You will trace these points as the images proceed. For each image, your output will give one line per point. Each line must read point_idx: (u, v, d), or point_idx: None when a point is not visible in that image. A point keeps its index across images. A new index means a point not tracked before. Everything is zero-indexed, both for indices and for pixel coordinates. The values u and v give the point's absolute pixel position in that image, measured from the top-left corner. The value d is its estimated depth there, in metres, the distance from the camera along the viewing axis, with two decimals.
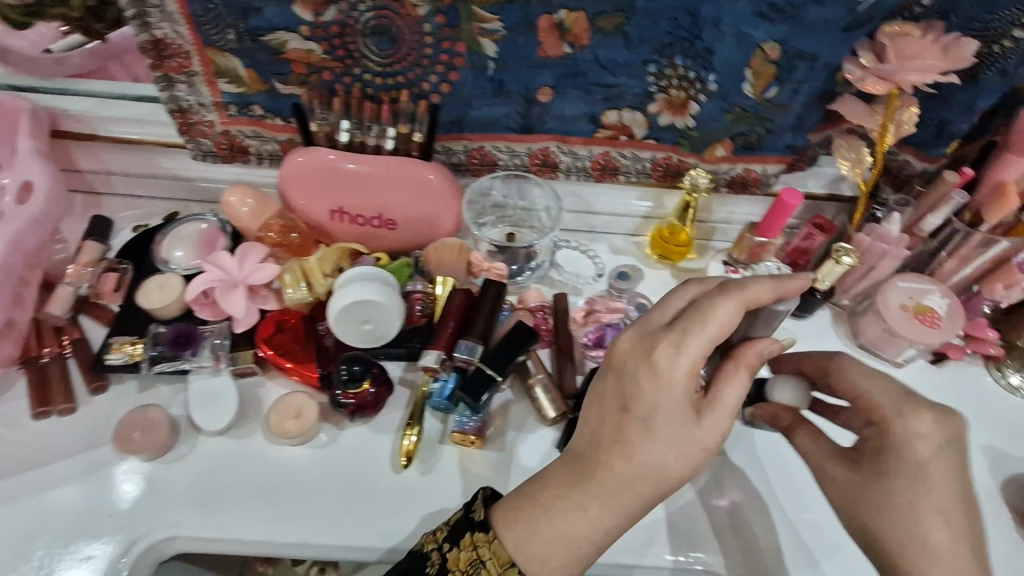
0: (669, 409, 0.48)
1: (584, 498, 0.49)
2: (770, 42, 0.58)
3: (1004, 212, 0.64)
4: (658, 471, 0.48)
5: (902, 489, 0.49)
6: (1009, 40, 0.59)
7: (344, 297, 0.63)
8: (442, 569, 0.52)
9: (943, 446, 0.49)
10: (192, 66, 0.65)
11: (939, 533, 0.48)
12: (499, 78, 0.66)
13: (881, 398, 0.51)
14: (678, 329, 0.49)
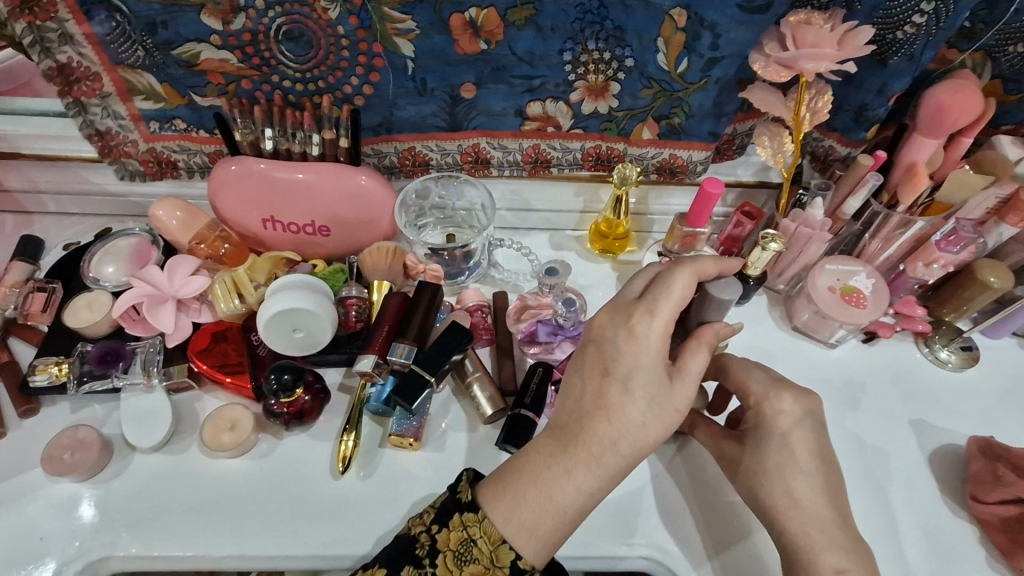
0: (646, 377, 0.51)
1: (573, 462, 0.50)
2: (678, 8, 0.58)
3: (916, 192, 0.66)
4: (641, 430, 0.50)
5: (774, 455, 0.55)
6: (910, 27, 0.58)
7: (270, 307, 0.62)
8: (432, 553, 0.51)
9: (802, 419, 0.55)
10: (104, 87, 0.67)
11: (804, 489, 0.54)
12: (420, 77, 0.66)
13: (756, 387, 0.57)
14: (647, 304, 0.53)
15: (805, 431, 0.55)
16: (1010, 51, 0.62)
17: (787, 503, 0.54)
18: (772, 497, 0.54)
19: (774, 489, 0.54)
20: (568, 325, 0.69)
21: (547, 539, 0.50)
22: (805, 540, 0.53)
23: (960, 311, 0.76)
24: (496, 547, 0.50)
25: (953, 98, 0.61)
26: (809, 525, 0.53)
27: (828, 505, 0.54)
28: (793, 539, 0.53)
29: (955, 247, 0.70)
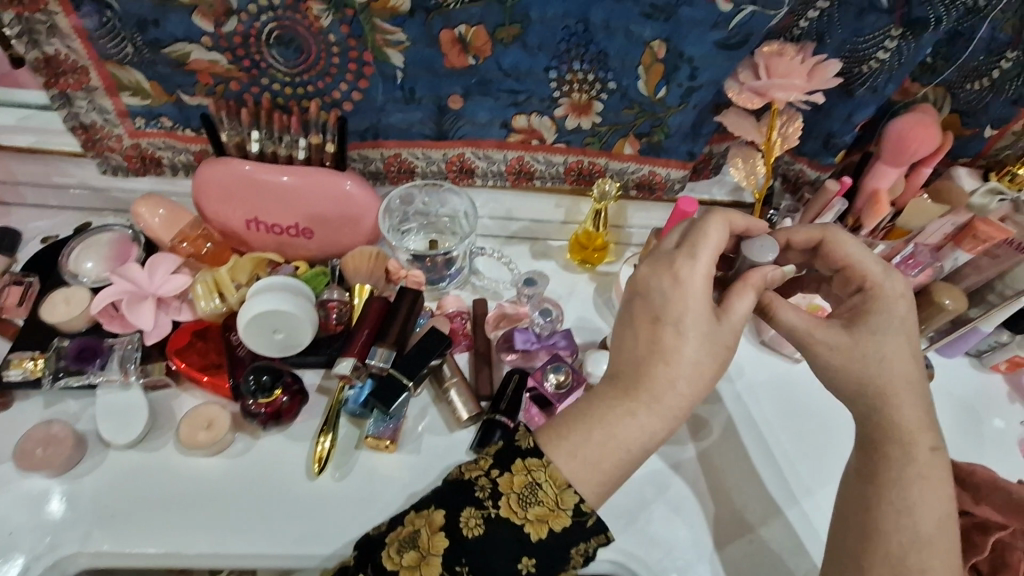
0: (697, 318, 0.51)
1: (637, 404, 0.51)
2: (659, 40, 0.61)
3: (878, 217, 0.70)
4: (698, 367, 0.51)
5: (885, 340, 0.54)
6: (875, 62, 0.61)
7: (252, 307, 0.63)
8: (494, 495, 0.49)
9: (911, 308, 0.56)
10: (91, 81, 0.67)
11: (906, 369, 0.54)
12: (409, 86, 0.68)
13: (872, 267, 0.56)
14: (687, 250, 0.52)
15: (913, 316, 0.56)
16: (967, 88, 0.66)
17: (895, 384, 0.54)
18: (883, 378, 0.54)
19: (877, 370, 0.54)
20: (543, 336, 0.72)
21: (606, 479, 0.51)
22: (906, 420, 0.53)
23: (917, 332, 0.79)
24: (562, 491, 0.49)
25: (913, 130, 0.65)
26: (908, 406, 0.54)
27: (924, 389, 0.55)
28: (891, 423, 0.54)
29: (914, 270, 0.73)
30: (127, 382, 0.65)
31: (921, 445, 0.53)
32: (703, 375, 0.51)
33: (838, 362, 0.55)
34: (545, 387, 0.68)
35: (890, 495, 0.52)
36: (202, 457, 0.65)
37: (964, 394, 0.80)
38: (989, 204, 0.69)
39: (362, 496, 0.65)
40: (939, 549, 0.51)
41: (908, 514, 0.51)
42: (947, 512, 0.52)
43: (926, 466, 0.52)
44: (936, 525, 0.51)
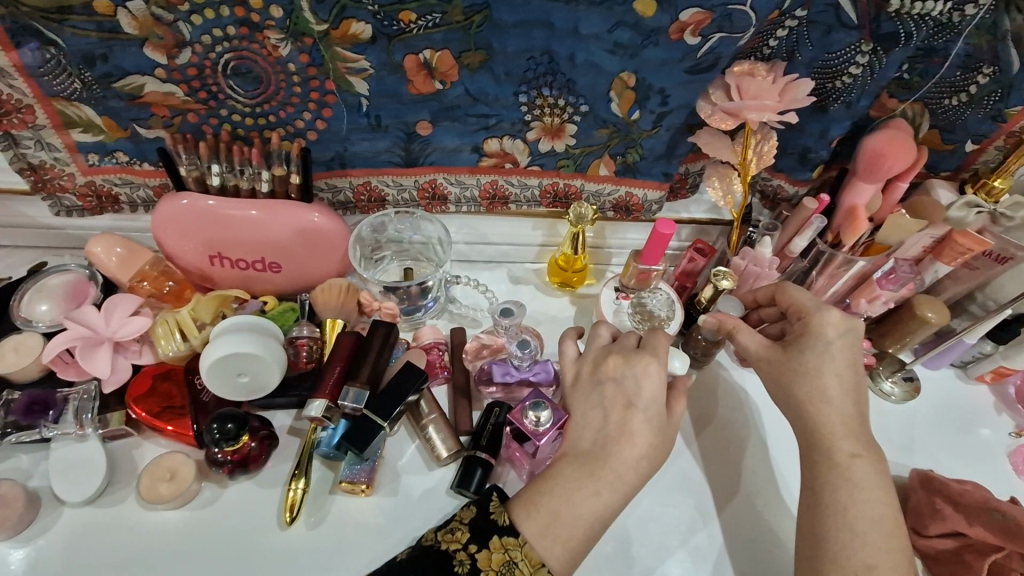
0: (654, 408, 0.59)
1: (602, 483, 0.55)
2: (626, 72, 0.60)
3: (857, 235, 0.69)
4: (653, 451, 0.58)
5: (810, 358, 0.61)
6: (847, 77, 0.61)
7: (213, 352, 0.60)
8: (472, 571, 0.50)
9: (844, 331, 0.62)
10: (36, 119, 0.63)
11: (832, 386, 0.60)
12: (375, 113, 0.65)
13: (806, 301, 0.64)
14: (650, 350, 0.62)
15: (845, 341, 0.61)
16: (945, 103, 0.65)
17: (817, 398, 0.60)
18: (806, 392, 0.60)
19: (801, 387, 0.60)
20: (523, 366, 0.68)
21: (570, 547, 0.53)
22: (827, 428, 0.59)
23: (902, 343, 0.79)
24: (536, 570, 0.50)
25: (888, 147, 0.63)
26: (831, 416, 0.59)
27: (848, 400, 0.60)
28: (815, 431, 0.59)
29: (894, 285, 0.73)
30: (83, 434, 0.62)
31: (842, 450, 0.58)
32: (656, 463, 0.58)
33: (771, 386, 0.63)
34: (524, 425, 0.61)
35: (827, 500, 0.56)
36: (164, 513, 0.61)
37: (953, 407, 0.79)
38: (966, 216, 0.69)
39: (338, 544, 0.61)
40: (880, 545, 0.53)
41: (843, 516, 0.55)
42: (884, 510, 0.55)
43: (851, 470, 0.57)
44: (870, 523, 0.54)
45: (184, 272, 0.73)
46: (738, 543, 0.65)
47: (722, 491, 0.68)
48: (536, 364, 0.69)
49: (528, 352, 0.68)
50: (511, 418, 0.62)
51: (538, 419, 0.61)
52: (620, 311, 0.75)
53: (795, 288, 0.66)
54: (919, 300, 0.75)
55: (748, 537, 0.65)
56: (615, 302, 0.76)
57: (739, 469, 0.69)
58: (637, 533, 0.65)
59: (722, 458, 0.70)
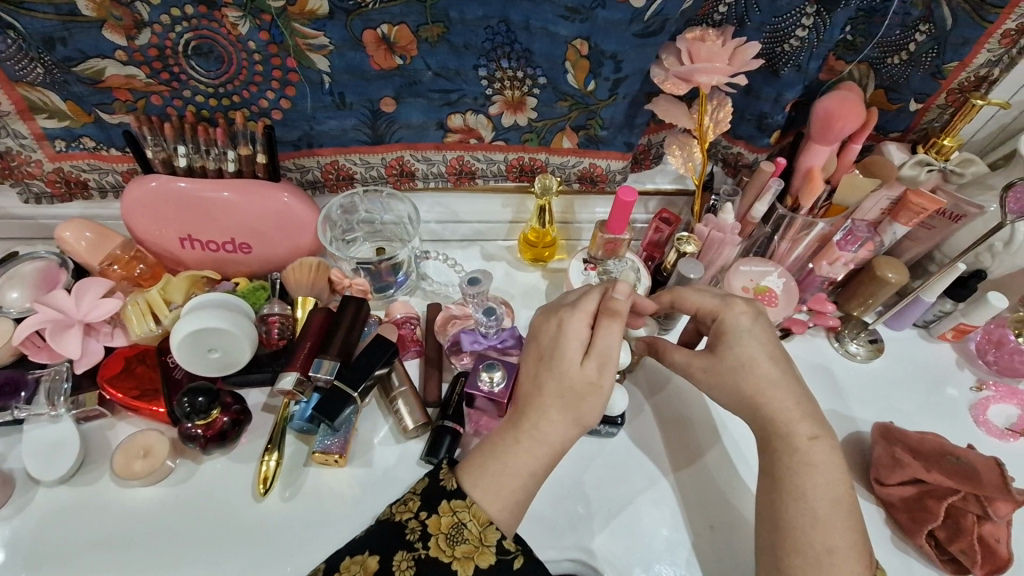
0: (568, 363, 0.56)
1: (521, 432, 0.55)
2: (581, 37, 0.61)
3: (814, 196, 0.71)
4: (568, 399, 0.55)
5: (742, 350, 0.59)
6: (795, 40, 0.62)
7: (182, 327, 0.61)
8: (423, 536, 0.51)
9: (754, 316, 0.61)
10: (1, 105, 0.63)
11: (770, 368, 0.59)
12: (338, 91, 0.66)
13: (709, 303, 0.63)
14: (575, 303, 0.59)
15: (761, 325, 0.61)
16: (890, 62, 0.68)
17: (763, 386, 0.58)
18: (751, 384, 0.59)
19: (745, 381, 0.59)
20: (491, 335, 0.70)
21: (510, 503, 0.54)
22: (782, 413, 0.58)
23: (866, 305, 0.80)
24: (484, 528, 0.52)
25: (839, 108, 0.65)
26: (784, 400, 0.58)
27: (791, 379, 0.59)
28: (773, 421, 0.58)
29: (853, 246, 0.76)
30: (56, 415, 0.62)
31: (801, 434, 0.57)
32: (575, 407, 0.55)
33: (716, 391, 0.61)
34: (479, 387, 0.63)
35: (787, 487, 0.56)
36: (140, 489, 0.62)
37: (918, 365, 0.81)
38: (918, 175, 0.71)
39: (312, 516, 0.62)
40: (838, 527, 0.53)
41: (802, 500, 0.55)
42: (842, 490, 0.55)
43: (810, 452, 0.56)
44: (830, 505, 0.54)
45: (157, 257, 0.73)
46: (701, 512, 0.66)
47: (680, 468, 0.69)
48: (501, 333, 0.71)
49: (496, 321, 0.69)
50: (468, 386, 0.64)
51: (492, 378, 0.63)
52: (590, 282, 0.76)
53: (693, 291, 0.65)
54: (879, 260, 0.77)
55: (711, 505, 0.66)
56: (583, 274, 0.77)
57: (695, 445, 0.70)
58: (602, 499, 0.66)
59: (677, 438, 0.71)
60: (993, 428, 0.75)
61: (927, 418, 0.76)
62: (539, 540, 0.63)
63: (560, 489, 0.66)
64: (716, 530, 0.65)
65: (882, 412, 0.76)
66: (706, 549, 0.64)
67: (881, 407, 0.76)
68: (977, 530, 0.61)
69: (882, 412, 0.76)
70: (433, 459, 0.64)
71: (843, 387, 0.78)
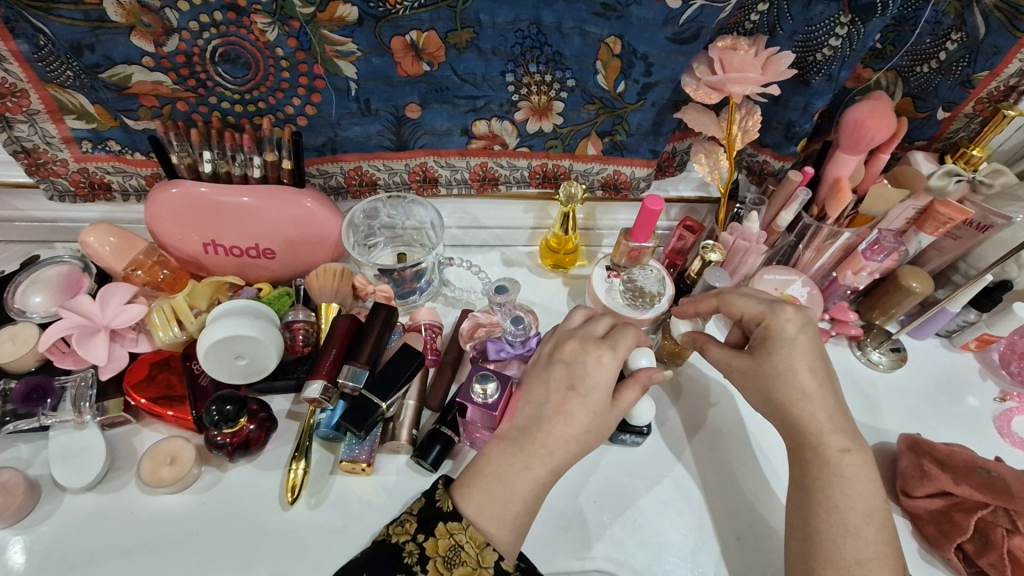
0: (599, 390, 0.59)
1: (531, 456, 0.56)
2: (613, 35, 0.60)
3: (842, 206, 0.70)
4: (586, 434, 0.58)
5: (779, 359, 0.59)
6: (828, 49, 0.62)
7: (213, 333, 0.60)
8: (422, 559, 0.52)
9: (802, 325, 0.61)
10: (31, 104, 0.63)
11: (809, 379, 0.59)
12: (364, 97, 0.66)
13: (755, 309, 0.62)
14: (610, 342, 0.62)
15: (807, 336, 0.60)
16: (917, 71, 0.67)
17: (798, 397, 0.58)
18: (785, 394, 0.59)
19: (779, 390, 0.59)
20: (517, 343, 0.69)
21: (512, 527, 0.54)
22: (815, 425, 0.58)
23: (888, 315, 0.80)
24: (482, 550, 0.52)
25: (869, 117, 0.65)
26: (817, 411, 0.58)
27: (827, 390, 0.59)
28: (806, 430, 0.58)
29: (879, 256, 0.74)
30: (82, 422, 0.62)
31: (833, 446, 0.57)
32: (589, 444, 0.59)
33: (751, 395, 0.62)
34: (471, 399, 0.62)
35: (819, 498, 0.56)
36: (166, 496, 0.62)
37: (941, 375, 0.80)
38: (947, 185, 0.70)
39: (339, 525, 0.62)
40: (870, 539, 0.53)
41: (836, 512, 0.55)
42: (875, 502, 0.55)
43: (843, 465, 0.56)
44: (862, 518, 0.54)
45: (179, 261, 0.73)
46: (730, 523, 0.66)
47: (710, 480, 0.68)
48: (527, 342, 0.70)
49: (523, 327, 0.68)
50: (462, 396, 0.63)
51: (486, 391, 0.62)
52: (612, 289, 0.75)
53: (740, 296, 0.64)
54: (903, 270, 0.77)
55: (739, 516, 0.66)
56: (606, 281, 0.76)
57: (727, 458, 0.70)
58: (629, 508, 0.66)
59: (709, 447, 0.71)
60: (1017, 440, 0.75)
61: (953, 430, 0.76)
62: (557, 552, 0.63)
63: (583, 500, 0.66)
64: (743, 541, 0.65)
65: (907, 423, 0.76)
66: (734, 560, 0.64)
67: (905, 418, 0.76)
68: (1008, 545, 0.60)
69: (906, 423, 0.75)
70: (422, 462, 0.64)
71: (867, 397, 0.77)
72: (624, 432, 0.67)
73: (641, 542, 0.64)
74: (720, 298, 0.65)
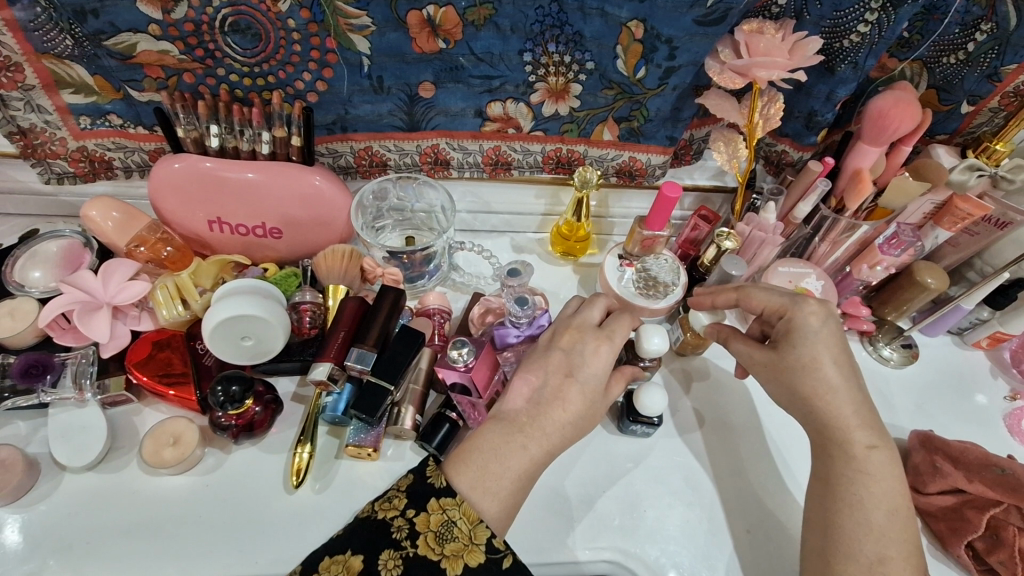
0: (593, 382, 0.58)
1: (528, 437, 0.55)
2: (636, 19, 0.59)
3: (862, 197, 0.69)
4: (582, 420, 0.58)
5: (805, 351, 0.58)
6: (855, 36, 0.60)
7: (215, 314, 0.59)
8: (412, 535, 0.49)
9: (826, 318, 0.59)
10: (27, 79, 0.61)
11: (834, 376, 0.57)
12: (376, 74, 0.64)
13: (778, 300, 0.61)
14: (607, 331, 0.61)
15: (830, 329, 0.59)
16: (944, 62, 0.66)
17: (825, 391, 0.57)
18: (810, 389, 0.57)
19: (804, 382, 0.58)
20: (524, 325, 0.67)
21: (505, 504, 0.53)
22: (841, 420, 0.57)
23: (901, 311, 0.79)
24: (475, 526, 0.50)
25: (893, 108, 0.63)
26: (845, 406, 0.57)
27: (851, 387, 0.58)
28: (830, 425, 0.57)
29: (897, 250, 0.73)
30: (82, 400, 0.62)
31: (858, 442, 0.56)
32: (583, 429, 0.59)
33: (773, 387, 0.60)
34: (450, 365, 0.61)
35: (842, 494, 0.55)
36: (167, 476, 0.61)
37: (953, 372, 0.80)
38: (968, 180, 0.69)
39: (343, 508, 0.61)
40: (893, 537, 0.53)
41: (859, 510, 0.54)
42: (899, 500, 0.55)
43: (867, 462, 0.56)
44: (886, 515, 0.54)
45: (184, 239, 0.71)
46: (741, 517, 0.65)
47: (723, 474, 0.68)
48: (536, 321, 0.68)
49: (532, 310, 0.67)
50: (440, 366, 0.62)
51: (463, 356, 0.61)
52: (624, 279, 0.73)
53: (759, 288, 0.62)
54: (918, 264, 0.76)
55: (750, 510, 0.65)
56: (618, 270, 0.74)
57: (739, 452, 0.69)
58: (636, 499, 0.65)
59: (722, 440, 0.70)
60: None
61: (964, 427, 0.75)
62: (565, 539, 0.62)
63: (593, 488, 0.65)
64: (752, 534, 0.64)
65: (917, 419, 0.75)
66: (744, 553, 0.63)
67: (916, 415, 0.75)
68: (1019, 543, 0.60)
69: (918, 420, 0.75)
70: (427, 446, 0.63)
71: (879, 392, 0.77)
72: (635, 424, 0.66)
73: (647, 534, 0.63)
74: (740, 291, 0.63)
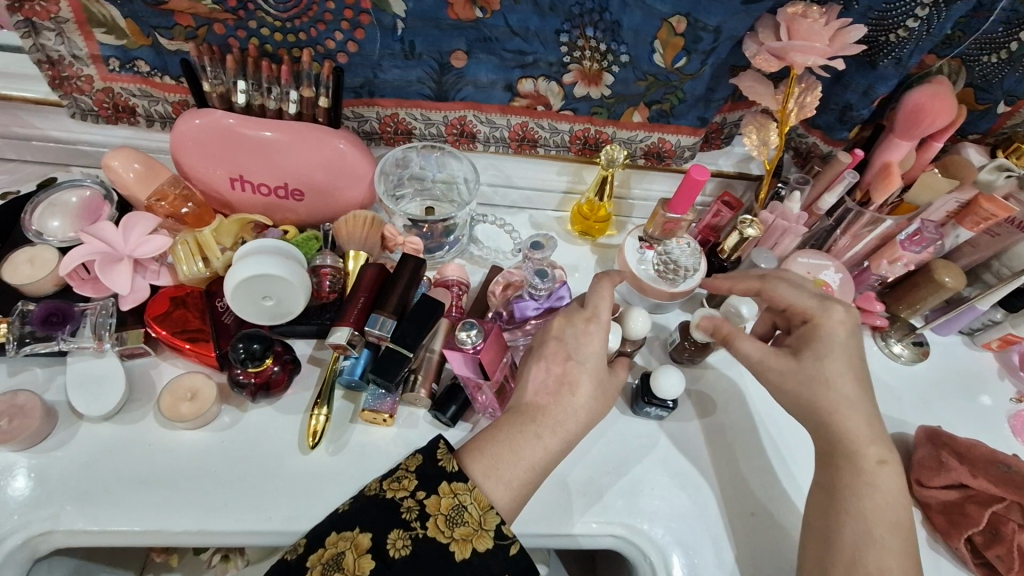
0: (594, 363, 0.58)
1: (541, 426, 0.56)
2: (677, 15, 0.58)
3: (888, 190, 0.68)
4: (592, 406, 0.58)
5: (819, 360, 0.59)
6: (903, 30, 0.59)
7: (239, 271, 0.59)
8: (421, 516, 0.50)
9: (839, 327, 0.60)
10: (61, 11, 0.59)
11: (849, 384, 0.58)
12: (409, 39, 0.62)
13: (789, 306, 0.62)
14: (591, 311, 0.60)
15: (844, 337, 0.60)
16: (984, 61, 0.65)
17: (840, 402, 0.58)
18: (825, 396, 0.58)
19: (820, 394, 0.58)
20: (542, 298, 0.68)
21: (515, 495, 0.53)
22: (853, 432, 0.58)
23: (914, 309, 0.80)
24: (485, 512, 0.51)
25: (930, 101, 0.63)
26: (854, 418, 0.58)
27: (865, 398, 0.59)
28: (839, 435, 0.58)
29: (917, 247, 0.74)
30: (102, 349, 0.62)
31: (869, 454, 0.57)
32: (597, 416, 0.59)
33: (779, 391, 0.60)
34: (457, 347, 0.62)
35: (846, 504, 0.56)
36: (183, 430, 0.61)
37: (962, 371, 0.80)
38: (995, 180, 0.69)
39: (357, 471, 0.62)
40: (895, 550, 0.53)
41: (860, 519, 0.55)
42: (902, 514, 0.55)
43: (876, 474, 0.56)
44: (888, 527, 0.54)
45: (204, 196, 0.71)
46: (739, 507, 0.66)
47: (724, 468, 0.68)
48: (555, 294, 0.68)
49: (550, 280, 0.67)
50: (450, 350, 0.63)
51: (470, 338, 0.62)
52: (643, 261, 0.74)
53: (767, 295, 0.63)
54: (936, 263, 0.76)
55: (745, 497, 0.66)
56: (638, 252, 0.74)
57: (743, 457, 0.69)
58: (645, 481, 0.66)
59: (726, 447, 0.69)
60: None
61: (970, 426, 0.76)
62: (568, 513, 0.63)
63: (603, 463, 0.66)
64: (757, 518, 0.65)
65: (925, 415, 0.76)
66: (741, 542, 0.64)
67: (923, 410, 0.76)
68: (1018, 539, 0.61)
69: (924, 416, 0.76)
70: (440, 416, 0.64)
71: (889, 386, 0.77)
72: (649, 406, 0.67)
73: (653, 513, 0.64)
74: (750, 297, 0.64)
